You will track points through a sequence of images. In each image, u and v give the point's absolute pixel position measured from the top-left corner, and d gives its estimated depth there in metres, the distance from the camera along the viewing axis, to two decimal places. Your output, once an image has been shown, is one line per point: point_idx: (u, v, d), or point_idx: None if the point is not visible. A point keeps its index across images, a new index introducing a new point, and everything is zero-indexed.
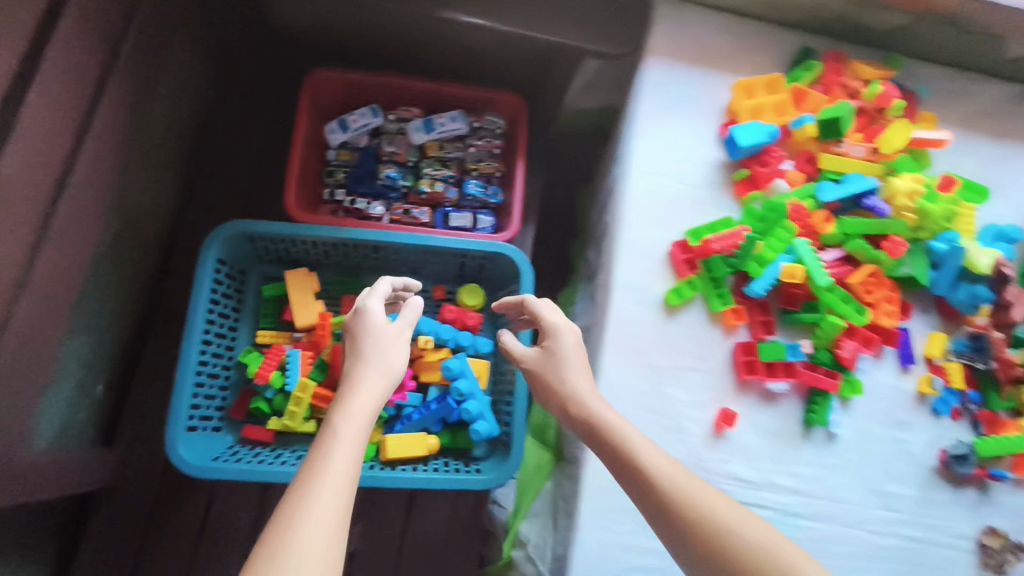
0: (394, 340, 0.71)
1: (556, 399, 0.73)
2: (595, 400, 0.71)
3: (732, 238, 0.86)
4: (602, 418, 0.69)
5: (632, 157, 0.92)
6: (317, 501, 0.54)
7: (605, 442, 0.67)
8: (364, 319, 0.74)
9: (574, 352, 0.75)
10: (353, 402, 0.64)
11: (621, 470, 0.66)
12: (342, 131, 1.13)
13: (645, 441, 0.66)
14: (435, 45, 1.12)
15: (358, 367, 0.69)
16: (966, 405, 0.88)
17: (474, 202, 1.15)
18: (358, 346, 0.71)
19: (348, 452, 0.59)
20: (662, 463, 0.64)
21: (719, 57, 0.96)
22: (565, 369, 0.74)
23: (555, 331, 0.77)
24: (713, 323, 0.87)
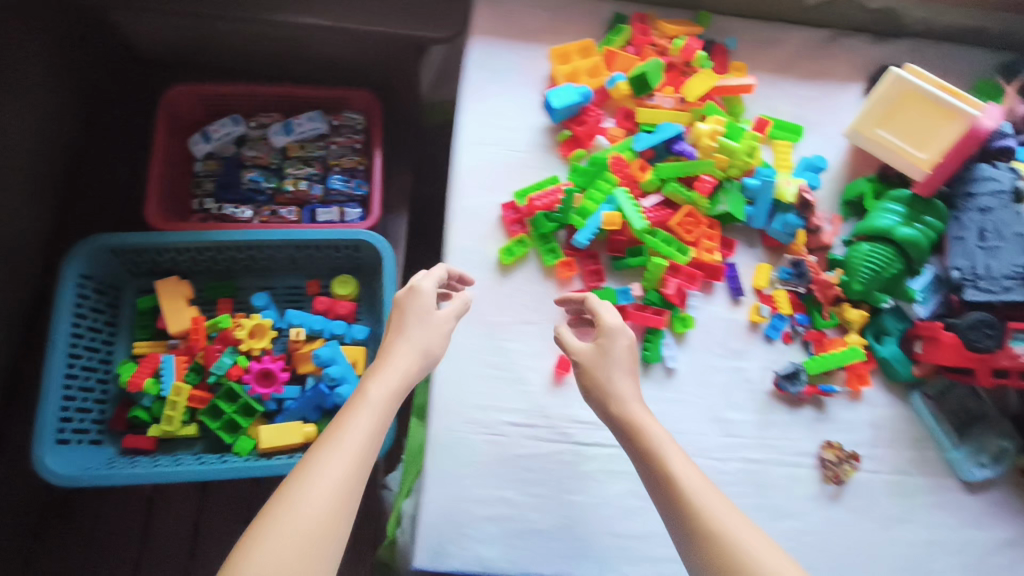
0: (435, 325, 0.72)
1: (600, 398, 0.70)
2: (636, 404, 0.69)
3: (552, 195, 0.90)
4: (638, 424, 0.67)
5: (461, 130, 0.96)
6: (318, 484, 0.56)
7: (633, 441, 0.66)
8: (401, 303, 0.73)
9: (624, 353, 0.72)
10: (376, 387, 0.64)
11: (647, 470, 0.64)
12: (205, 142, 1.17)
13: (677, 451, 0.64)
14: (289, 50, 1.16)
15: (392, 348, 0.69)
16: (796, 328, 0.92)
17: (341, 197, 1.18)
18: (402, 324, 0.71)
19: (357, 437, 0.60)
20: (693, 480, 0.62)
21: (539, 31, 1.01)
22: (609, 370, 0.71)
23: (609, 329, 0.73)
24: (548, 277, 0.91)
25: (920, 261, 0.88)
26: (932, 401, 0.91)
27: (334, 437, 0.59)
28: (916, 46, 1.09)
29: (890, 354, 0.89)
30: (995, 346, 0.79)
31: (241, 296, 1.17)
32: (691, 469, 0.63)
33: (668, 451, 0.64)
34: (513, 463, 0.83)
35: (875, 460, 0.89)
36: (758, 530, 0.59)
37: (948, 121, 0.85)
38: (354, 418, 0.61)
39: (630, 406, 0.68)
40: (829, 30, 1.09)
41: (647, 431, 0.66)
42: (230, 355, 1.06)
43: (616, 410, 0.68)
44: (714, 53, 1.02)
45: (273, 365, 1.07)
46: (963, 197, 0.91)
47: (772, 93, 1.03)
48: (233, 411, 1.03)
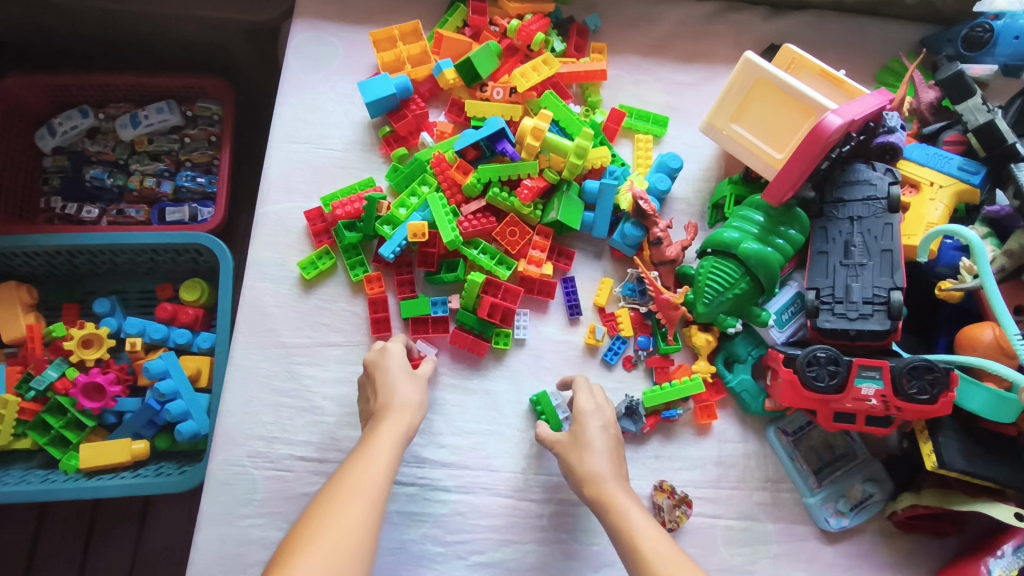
0: (415, 375, 0.72)
1: (575, 481, 0.68)
2: (613, 484, 0.66)
3: (354, 203, 0.81)
4: (612, 503, 0.64)
5: (274, 127, 0.87)
6: (342, 511, 0.55)
7: (606, 519, 0.64)
8: (377, 361, 0.72)
9: (601, 433, 0.70)
10: (383, 428, 0.66)
11: (620, 546, 0.61)
12: (50, 136, 1.10)
13: (649, 531, 0.60)
14: (131, 39, 1.08)
15: (377, 400, 0.70)
16: (638, 353, 0.81)
17: (193, 194, 1.11)
18: (387, 378, 0.71)
19: (377, 463, 0.61)
20: (664, 553, 0.58)
21: (370, 14, 0.92)
22: (585, 453, 0.68)
23: (580, 412, 0.71)
24: (357, 293, 0.82)
25: (771, 281, 0.76)
26: (791, 438, 0.79)
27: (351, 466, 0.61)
28: (816, 20, 0.95)
29: (739, 385, 0.78)
30: (839, 386, 0.68)
31: (90, 301, 1.11)
32: (664, 544, 0.59)
33: (639, 528, 0.61)
34: (297, 502, 0.75)
35: (717, 504, 0.78)
36: None
37: (805, 116, 0.74)
38: (366, 452, 0.62)
39: (603, 485, 0.66)
40: (713, 5, 0.95)
41: (618, 508, 0.63)
42: (59, 367, 1.00)
43: (591, 492, 0.66)
44: (570, 33, 0.90)
45: (101, 378, 0.99)
46: (833, 204, 0.77)
47: (644, 79, 0.91)
48: (60, 426, 0.98)
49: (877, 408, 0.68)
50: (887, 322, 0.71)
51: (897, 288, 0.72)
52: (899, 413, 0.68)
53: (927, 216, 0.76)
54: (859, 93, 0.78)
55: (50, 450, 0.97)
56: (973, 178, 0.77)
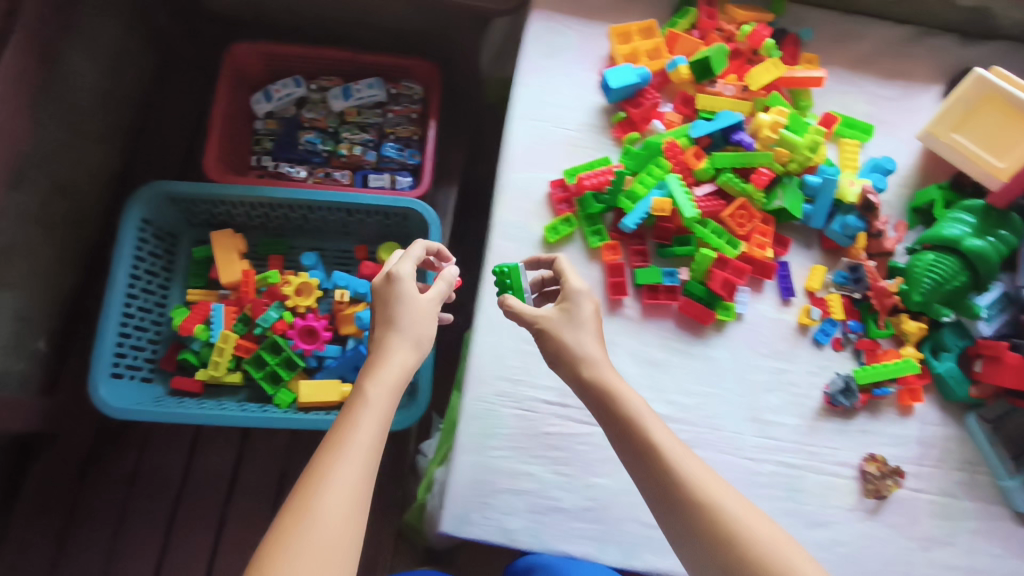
0: (419, 310, 0.66)
1: (570, 362, 0.63)
2: (607, 368, 0.63)
3: (602, 175, 0.88)
4: (615, 392, 0.61)
5: (515, 105, 0.95)
6: (336, 480, 0.53)
7: (610, 408, 0.60)
8: (391, 294, 0.67)
9: (589, 315, 0.66)
10: (382, 373, 0.61)
11: (626, 442, 0.59)
12: (266, 101, 1.20)
13: (664, 434, 0.58)
14: (345, 17, 1.17)
15: (393, 330, 0.64)
16: (847, 335, 0.89)
17: (393, 164, 1.20)
18: (388, 311, 0.66)
19: (371, 427, 0.57)
20: (688, 465, 0.56)
21: (600, 10, 1.00)
22: (579, 332, 0.65)
23: (572, 290, 0.66)
24: (591, 259, 0.90)
25: (988, 275, 0.84)
26: (989, 425, 0.86)
27: (349, 421, 0.57)
28: (1008, 50, 1.03)
29: (946, 371, 0.85)
30: None
31: (292, 255, 1.20)
32: (682, 451, 0.57)
33: (654, 429, 0.59)
34: (541, 440, 0.83)
35: (921, 479, 0.84)
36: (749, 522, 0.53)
37: None
38: (359, 412, 0.58)
39: (600, 369, 0.62)
40: (912, 29, 1.04)
41: (619, 396, 0.60)
42: (277, 310, 1.09)
43: (589, 375, 0.62)
44: (785, 43, 0.98)
45: (317, 321, 1.09)
46: None
47: (849, 90, 1.00)
48: (275, 363, 1.07)
49: None
50: None
51: None
52: None
53: None
54: None
55: (266, 384, 1.05)
56: None
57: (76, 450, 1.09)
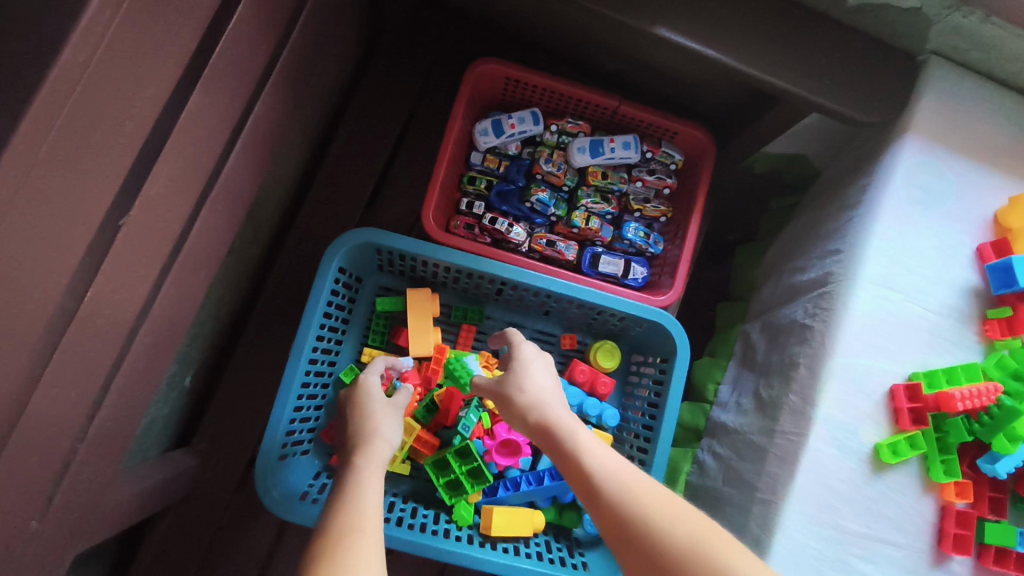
0: (384, 406, 0.75)
1: (517, 413, 0.70)
2: (554, 406, 0.68)
3: (980, 397, 0.69)
4: (555, 425, 0.66)
5: (864, 262, 0.74)
6: (351, 541, 0.53)
7: (551, 443, 0.65)
8: (360, 393, 0.78)
9: (540, 371, 0.74)
10: (365, 459, 0.65)
11: (573, 478, 0.61)
12: (496, 136, 0.96)
13: (597, 450, 0.62)
14: (619, 57, 0.93)
15: (369, 425, 0.71)
16: None
17: (629, 247, 0.99)
18: (363, 411, 0.75)
19: (371, 477, 0.62)
20: (612, 469, 0.60)
21: (993, 151, 0.78)
22: (523, 385, 0.71)
23: (520, 356, 0.76)
24: (927, 492, 0.70)
25: None
26: None
27: (350, 485, 0.61)
28: None
29: None
30: None
31: (485, 326, 1.01)
32: (610, 461, 0.61)
33: (585, 445, 0.63)
34: None
35: None
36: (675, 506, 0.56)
37: None
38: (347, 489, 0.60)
39: (544, 409, 0.68)
40: None
41: (555, 427, 0.65)
42: (474, 409, 0.91)
43: (535, 417, 0.67)
44: None
45: (517, 434, 0.91)
46: None
47: None
48: (463, 472, 0.88)
49: None
50: None
51: None
52: None
53: None
54: None
55: (448, 498, 0.88)
56: None
57: (209, 510, 0.93)
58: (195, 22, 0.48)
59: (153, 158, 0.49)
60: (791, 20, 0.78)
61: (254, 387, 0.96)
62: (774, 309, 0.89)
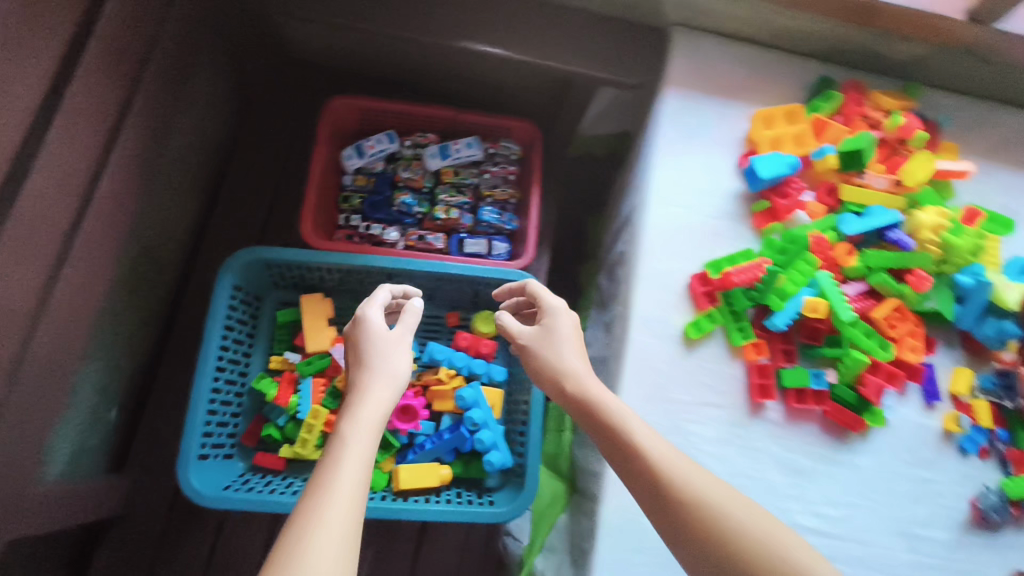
0: (390, 340, 0.73)
1: (551, 379, 0.74)
2: (587, 381, 0.73)
3: (752, 270, 0.84)
4: (593, 398, 0.70)
5: (650, 187, 0.91)
6: (332, 499, 0.55)
7: (590, 417, 0.69)
8: (360, 331, 0.74)
9: (571, 333, 0.78)
10: (368, 405, 0.65)
11: (618, 455, 0.66)
12: (359, 157, 1.13)
13: (646, 431, 0.66)
14: (445, 74, 1.12)
15: (362, 363, 0.70)
16: (995, 445, 0.86)
17: (489, 229, 1.14)
18: (360, 347, 0.73)
19: (371, 421, 0.63)
20: (668, 453, 0.64)
21: (734, 89, 0.96)
22: (559, 349, 0.76)
23: (548, 309, 0.80)
24: (733, 356, 0.85)
25: None
26: None
27: (340, 441, 0.61)
28: None
29: None
30: None
31: None
32: (660, 441, 0.65)
33: (635, 426, 0.67)
34: None
35: None
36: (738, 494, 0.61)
37: None
38: (339, 446, 0.61)
39: (580, 381, 0.73)
40: None
41: (598, 403, 0.70)
42: None
43: (572, 389, 0.72)
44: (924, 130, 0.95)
45: (414, 400, 1.04)
46: None
47: (984, 179, 0.96)
48: None
49: None
50: None
51: None
52: None
53: None
54: None
55: None
56: None
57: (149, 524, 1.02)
58: (39, 74, 0.64)
59: (26, 177, 0.63)
60: (557, 18, 1.00)
61: (178, 407, 1.07)
62: (610, 250, 1.05)
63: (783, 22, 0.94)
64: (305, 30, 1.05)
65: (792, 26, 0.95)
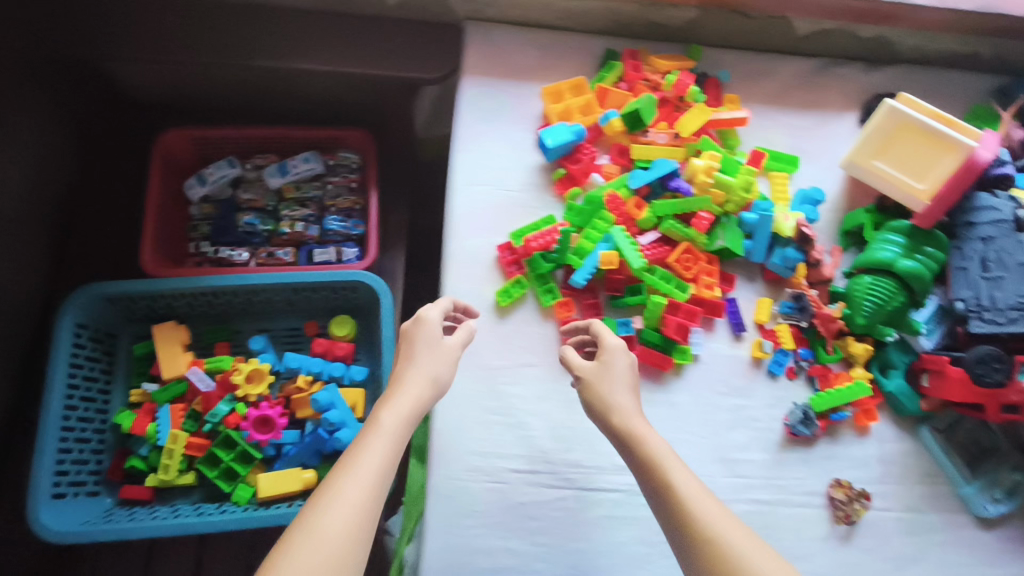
0: (442, 349, 0.73)
1: (598, 411, 0.71)
2: (636, 418, 0.69)
3: (548, 235, 0.89)
4: (640, 437, 0.67)
5: (455, 172, 0.96)
6: (331, 511, 0.56)
7: (634, 452, 0.67)
8: (409, 331, 0.74)
9: (626, 368, 0.73)
10: (388, 414, 0.65)
11: (654, 495, 0.64)
12: (201, 185, 1.17)
13: (683, 473, 0.64)
14: (274, 95, 1.17)
15: (403, 367, 0.71)
16: (800, 363, 0.91)
17: (337, 237, 1.18)
18: (411, 347, 0.73)
19: (390, 432, 0.64)
20: (704, 503, 0.61)
21: (530, 70, 1.02)
22: (614, 384, 0.71)
23: (608, 347, 0.74)
24: (545, 317, 0.90)
25: (924, 293, 0.86)
26: (942, 434, 0.89)
27: (370, 437, 0.63)
28: (909, 74, 1.09)
29: (897, 388, 0.88)
30: (1005, 380, 0.78)
31: (239, 339, 1.16)
32: (695, 485, 0.63)
33: (671, 472, 0.64)
34: (515, 511, 0.81)
35: (886, 498, 0.87)
36: (762, 544, 0.59)
37: (945, 153, 0.85)
38: (358, 456, 0.61)
39: (629, 417, 0.69)
40: (821, 60, 1.09)
41: (644, 442, 0.67)
42: (228, 403, 1.05)
43: (618, 423, 0.69)
44: (706, 86, 1.02)
45: (271, 411, 1.05)
46: (964, 226, 0.90)
47: (768, 124, 1.04)
48: (230, 459, 1.02)
49: None
50: None
51: None
52: None
53: None
54: (976, 134, 0.85)
55: (222, 484, 1.00)
56: None
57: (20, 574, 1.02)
58: None
59: None
60: (360, 28, 1.05)
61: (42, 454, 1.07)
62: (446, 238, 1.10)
63: (562, 4, 1.01)
64: (125, 70, 1.09)
65: (571, 7, 1.02)
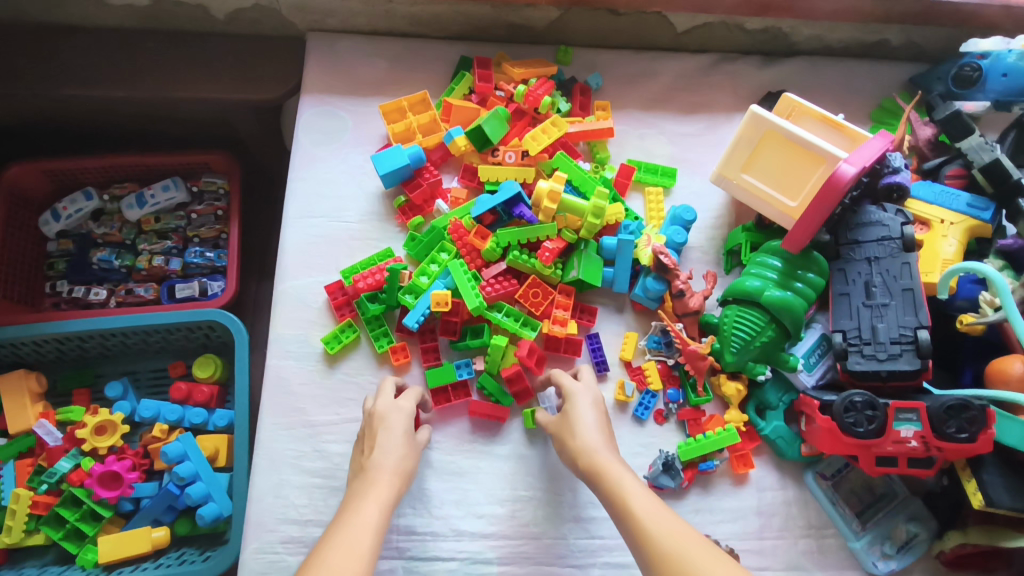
0: (408, 434, 0.70)
1: (571, 460, 0.68)
2: (606, 454, 0.66)
3: (375, 274, 0.80)
4: (605, 471, 0.64)
5: (287, 203, 0.86)
6: None
7: (600, 488, 0.64)
8: (377, 413, 0.71)
9: (590, 409, 0.71)
10: (370, 492, 0.62)
11: (621, 524, 0.60)
12: (54, 221, 1.08)
13: (642, 495, 0.61)
14: (125, 123, 1.07)
15: (370, 459, 0.67)
16: (668, 406, 0.82)
17: (202, 269, 1.10)
18: (382, 431, 0.69)
19: (369, 514, 0.60)
20: (667, 524, 0.57)
21: (377, 84, 0.92)
22: (576, 430, 0.69)
23: (569, 392, 0.73)
24: (381, 364, 0.81)
25: (797, 326, 0.76)
26: (830, 482, 0.79)
27: (346, 519, 0.59)
28: (809, 67, 0.97)
29: (774, 432, 0.79)
30: (878, 430, 0.68)
31: (101, 384, 1.09)
32: (659, 507, 0.59)
33: (634, 496, 0.61)
34: None
35: (764, 556, 0.78)
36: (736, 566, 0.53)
37: (815, 166, 0.76)
38: (340, 535, 0.57)
39: (594, 455, 0.66)
40: (709, 56, 0.97)
41: (610, 476, 0.64)
42: (73, 458, 0.98)
43: (585, 463, 0.66)
44: (573, 93, 0.92)
45: (117, 465, 0.96)
46: (849, 246, 0.77)
47: (648, 132, 0.93)
48: (76, 519, 0.95)
49: (917, 450, 0.68)
50: (917, 361, 0.72)
51: (923, 327, 0.72)
52: (939, 453, 0.68)
53: (941, 252, 0.77)
54: (862, 136, 0.78)
55: (66, 546, 0.93)
56: (983, 215, 0.78)
57: None
58: None
59: None
60: (199, 51, 0.96)
61: None
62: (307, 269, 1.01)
63: (405, 9, 0.90)
64: None
65: (418, 12, 0.91)
